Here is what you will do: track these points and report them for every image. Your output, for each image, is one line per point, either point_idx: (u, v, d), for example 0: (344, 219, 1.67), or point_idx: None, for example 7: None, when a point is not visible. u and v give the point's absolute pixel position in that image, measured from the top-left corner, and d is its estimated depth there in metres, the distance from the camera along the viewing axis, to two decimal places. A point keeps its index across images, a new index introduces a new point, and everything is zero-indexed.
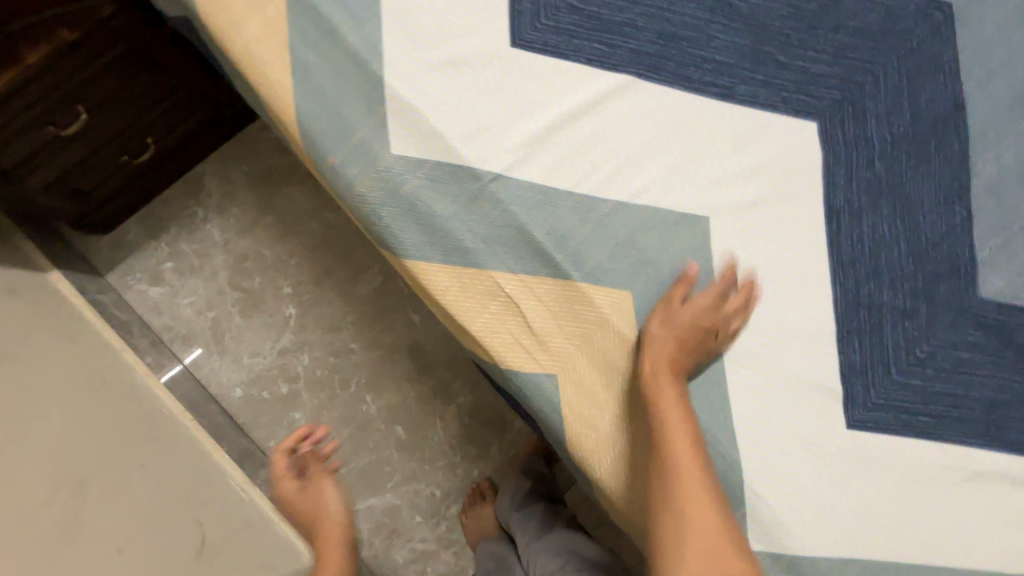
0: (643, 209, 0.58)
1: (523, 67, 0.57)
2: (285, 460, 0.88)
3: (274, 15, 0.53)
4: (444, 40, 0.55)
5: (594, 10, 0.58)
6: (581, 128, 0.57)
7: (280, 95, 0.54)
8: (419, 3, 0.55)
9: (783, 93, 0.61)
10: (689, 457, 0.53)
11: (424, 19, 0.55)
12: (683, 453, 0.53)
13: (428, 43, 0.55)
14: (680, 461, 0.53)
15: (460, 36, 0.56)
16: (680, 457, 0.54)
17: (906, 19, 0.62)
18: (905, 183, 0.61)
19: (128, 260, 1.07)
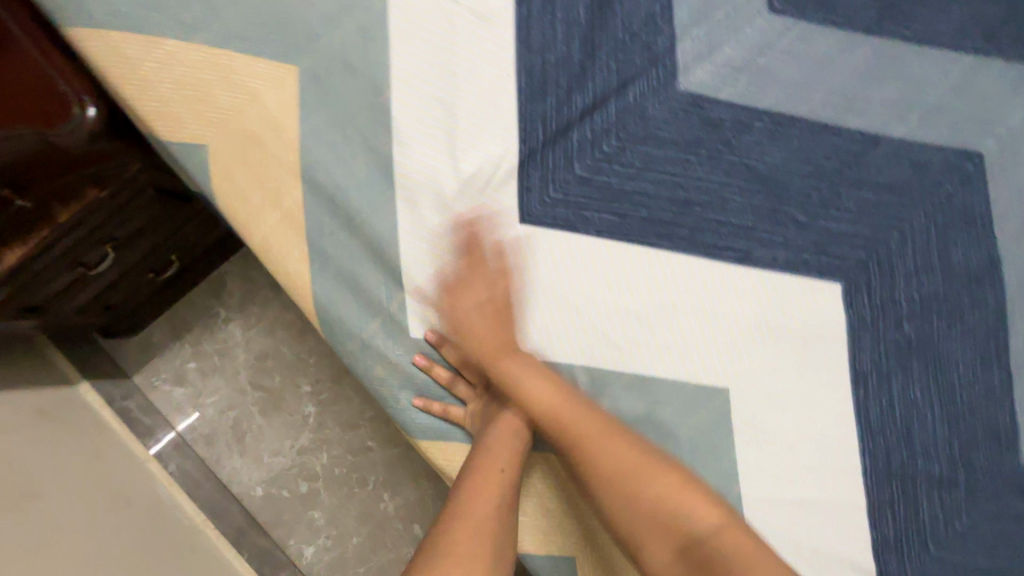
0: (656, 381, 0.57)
1: (533, 242, 0.57)
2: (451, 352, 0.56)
3: (292, 208, 0.54)
4: (455, 219, 0.55)
5: (605, 179, 0.58)
6: (593, 300, 0.57)
7: (296, 282, 0.55)
8: (430, 184, 0.55)
9: (803, 254, 0.59)
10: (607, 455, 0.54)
11: (435, 201, 0.55)
12: (608, 453, 0.54)
13: (440, 224, 0.55)
14: (626, 454, 0.54)
15: (472, 214, 0.56)
16: (573, 440, 0.54)
17: (933, 172, 0.60)
18: (939, 343, 0.59)
19: (153, 361, 1.09)
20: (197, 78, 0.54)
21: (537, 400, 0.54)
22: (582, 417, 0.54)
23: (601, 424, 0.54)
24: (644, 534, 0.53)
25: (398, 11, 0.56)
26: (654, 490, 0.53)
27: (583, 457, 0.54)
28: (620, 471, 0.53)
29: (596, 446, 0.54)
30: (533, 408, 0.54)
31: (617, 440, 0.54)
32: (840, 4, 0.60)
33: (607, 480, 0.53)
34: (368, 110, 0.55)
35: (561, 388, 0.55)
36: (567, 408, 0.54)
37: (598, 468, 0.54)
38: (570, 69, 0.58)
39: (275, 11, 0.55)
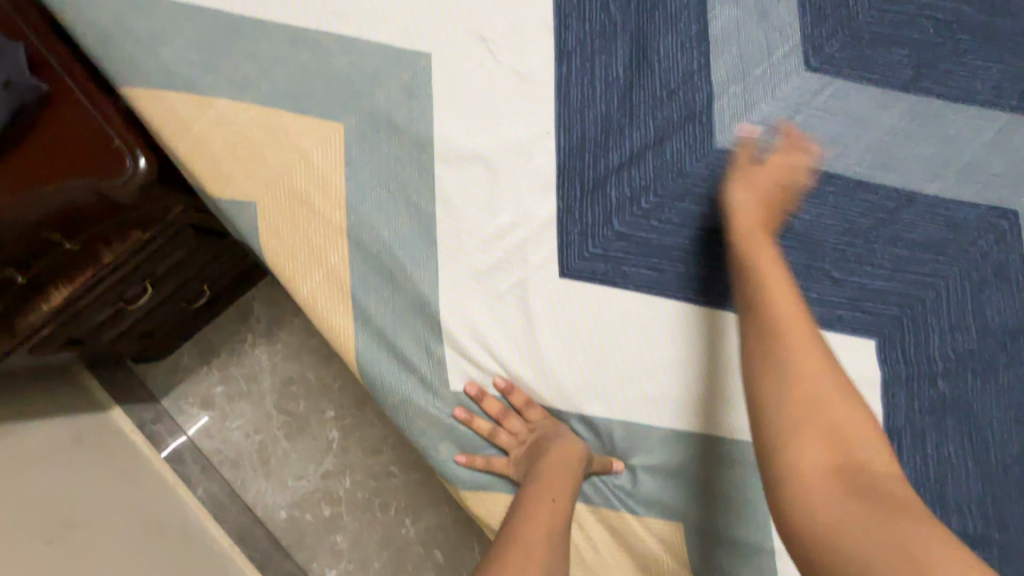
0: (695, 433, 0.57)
1: (568, 297, 0.57)
2: (492, 403, 0.57)
3: (337, 264, 0.56)
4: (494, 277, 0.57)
5: (642, 235, 0.58)
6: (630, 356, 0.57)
7: (341, 337, 0.56)
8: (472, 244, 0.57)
9: (838, 310, 0.59)
10: (815, 353, 0.45)
11: (477, 259, 0.57)
12: (803, 347, 0.45)
13: (480, 283, 0.57)
14: (817, 359, 0.45)
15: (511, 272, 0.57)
16: (778, 327, 0.46)
17: (968, 230, 0.60)
18: (972, 400, 0.59)
19: (181, 384, 1.11)
20: (249, 138, 0.56)
21: (767, 279, 0.49)
22: (788, 306, 0.47)
23: (790, 322, 0.47)
24: (794, 437, 0.42)
25: (441, 71, 0.57)
26: (842, 409, 0.43)
27: (770, 329, 0.47)
28: (801, 360, 0.44)
29: (798, 329, 0.46)
30: (773, 285, 0.49)
31: (816, 346, 0.46)
32: (877, 63, 0.61)
33: (793, 370, 0.44)
34: (411, 168, 0.57)
35: (781, 296, 0.48)
36: (770, 282, 0.49)
37: (790, 345, 0.45)
38: (607, 127, 0.59)
39: (321, 73, 0.56)
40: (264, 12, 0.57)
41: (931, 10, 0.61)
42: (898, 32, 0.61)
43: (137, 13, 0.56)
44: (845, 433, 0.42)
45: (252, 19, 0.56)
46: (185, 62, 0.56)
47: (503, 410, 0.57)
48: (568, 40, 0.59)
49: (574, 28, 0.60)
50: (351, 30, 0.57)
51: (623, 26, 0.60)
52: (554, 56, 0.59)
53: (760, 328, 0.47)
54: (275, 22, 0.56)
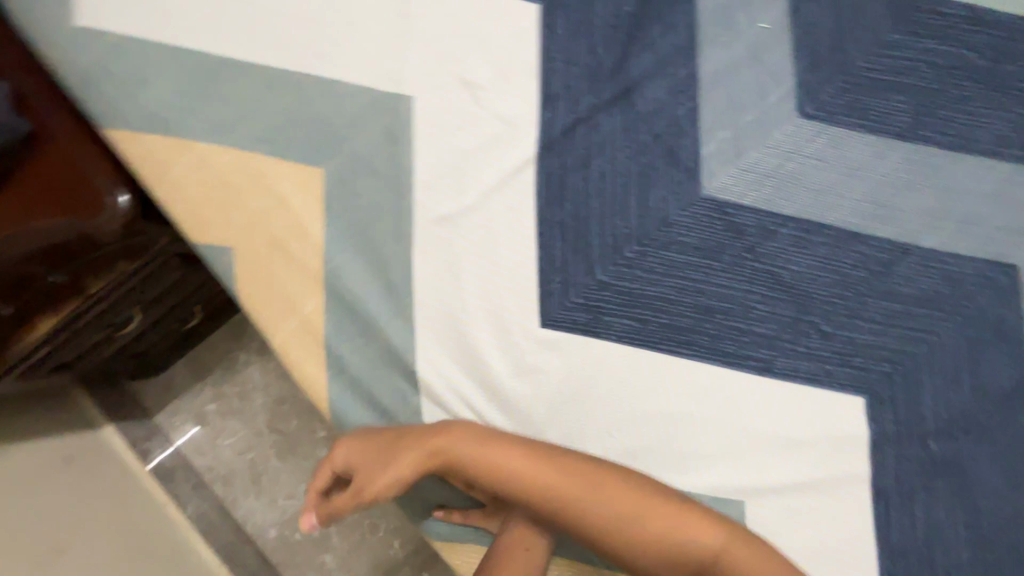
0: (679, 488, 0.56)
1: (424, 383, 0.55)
2: None
3: (314, 311, 0.55)
4: (473, 325, 0.56)
5: (626, 285, 0.57)
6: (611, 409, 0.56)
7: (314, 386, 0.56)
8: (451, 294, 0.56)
9: (826, 364, 0.57)
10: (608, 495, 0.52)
11: (453, 308, 0.56)
12: (606, 504, 0.52)
13: (457, 330, 0.56)
14: (603, 499, 0.52)
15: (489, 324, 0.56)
16: (580, 499, 0.52)
17: (965, 284, 0.58)
18: (964, 460, 0.57)
19: (174, 401, 1.12)
20: (229, 183, 0.56)
21: (541, 481, 0.52)
22: (576, 476, 0.52)
23: (598, 482, 0.52)
24: (641, 557, 0.52)
25: (421, 116, 0.56)
26: (660, 524, 0.52)
27: (573, 512, 0.52)
28: (610, 523, 0.52)
29: (585, 500, 0.52)
30: (521, 489, 0.52)
31: (626, 489, 0.52)
32: (875, 109, 0.59)
33: (609, 527, 0.52)
34: (389, 214, 0.56)
35: (539, 463, 0.52)
36: (545, 478, 0.52)
37: (582, 517, 0.52)
38: (589, 175, 0.58)
39: (303, 117, 0.56)
40: (247, 54, 0.56)
41: (932, 54, 0.59)
42: (896, 78, 0.59)
43: (122, 56, 0.56)
44: (674, 540, 0.51)
45: (236, 61, 0.56)
46: (167, 104, 0.56)
47: None
48: (553, 83, 0.58)
49: (559, 71, 0.58)
50: (334, 73, 0.56)
51: (610, 69, 0.59)
52: (537, 101, 0.58)
53: (572, 517, 0.53)
54: (257, 66, 0.56)
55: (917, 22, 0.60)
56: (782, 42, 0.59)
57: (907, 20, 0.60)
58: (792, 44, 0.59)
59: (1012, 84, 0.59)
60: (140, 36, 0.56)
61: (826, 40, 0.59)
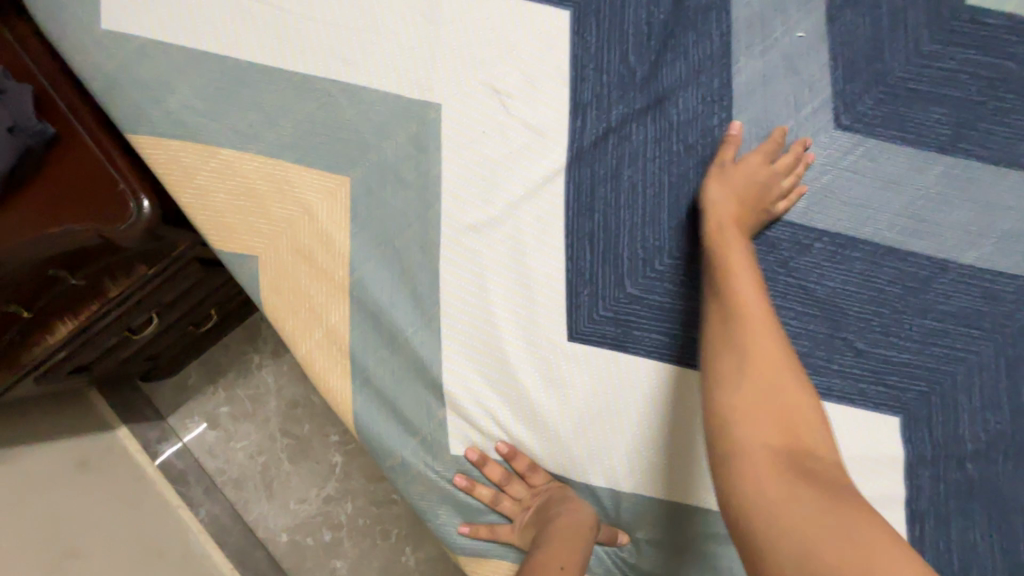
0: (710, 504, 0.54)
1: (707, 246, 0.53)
2: (495, 469, 0.55)
3: (338, 322, 0.55)
4: (508, 327, 0.55)
5: (657, 298, 0.56)
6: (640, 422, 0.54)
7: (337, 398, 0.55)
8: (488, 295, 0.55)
9: (860, 383, 0.56)
10: (766, 332, 0.46)
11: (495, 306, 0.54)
12: (767, 348, 0.45)
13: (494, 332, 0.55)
14: (784, 357, 0.45)
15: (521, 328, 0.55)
16: (757, 332, 0.46)
17: (1005, 302, 0.56)
18: (1004, 485, 0.55)
19: (187, 403, 1.11)
20: (253, 190, 0.55)
21: (741, 267, 0.50)
22: (770, 344, 0.45)
23: (784, 350, 0.45)
24: (740, 425, 0.43)
25: (450, 124, 0.55)
26: (809, 415, 0.43)
27: (737, 330, 0.46)
28: (766, 356, 0.45)
29: (762, 334, 0.46)
30: (738, 283, 0.49)
31: (791, 369, 0.44)
32: (913, 121, 0.57)
33: (776, 398, 0.43)
34: (415, 224, 0.55)
35: (755, 292, 0.48)
36: (750, 311, 0.47)
37: (760, 339, 0.45)
38: (620, 185, 0.57)
39: (329, 124, 0.55)
40: (273, 60, 0.55)
41: (974, 65, 0.58)
42: (936, 89, 0.57)
43: (147, 61, 0.55)
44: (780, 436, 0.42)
45: (262, 67, 0.55)
46: (192, 110, 0.55)
47: (507, 477, 0.55)
48: (583, 92, 0.57)
49: (590, 79, 0.57)
50: (362, 79, 0.55)
51: (641, 77, 0.58)
52: (567, 109, 0.57)
53: (742, 325, 0.46)
54: (283, 71, 0.55)
55: (958, 31, 0.58)
56: (818, 50, 0.58)
57: (949, 30, 0.58)
58: (828, 53, 0.58)
59: None
60: (165, 40, 0.56)
61: (863, 50, 0.58)
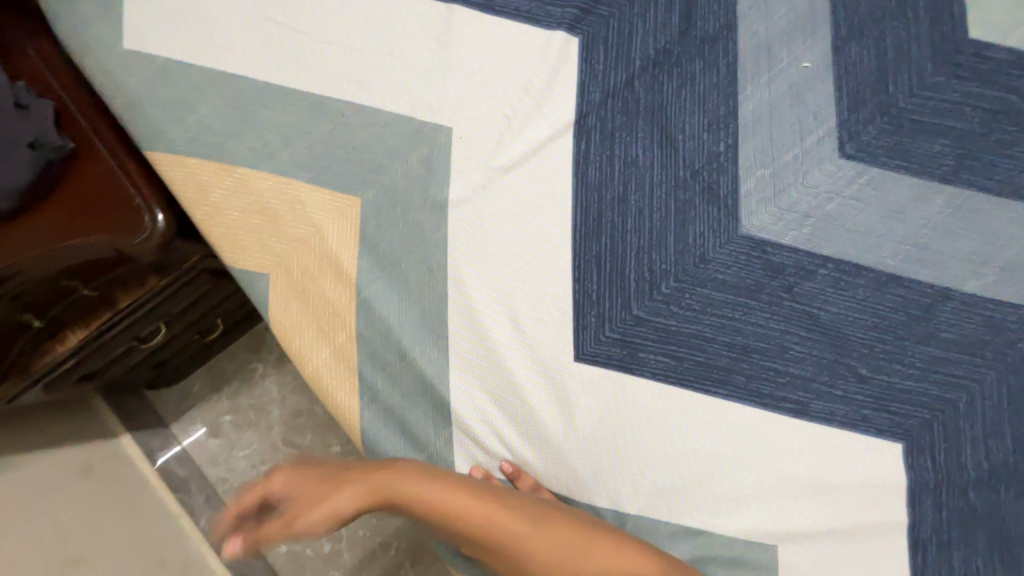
0: (714, 526, 0.55)
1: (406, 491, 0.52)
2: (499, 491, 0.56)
3: (346, 340, 0.55)
4: (437, 477, 0.53)
5: (662, 321, 0.57)
6: (645, 444, 0.55)
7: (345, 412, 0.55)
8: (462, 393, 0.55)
9: (863, 409, 0.56)
10: (534, 536, 0.51)
11: (414, 483, 0.52)
12: (531, 545, 0.51)
13: (429, 469, 0.53)
14: (537, 533, 0.51)
15: (436, 470, 0.54)
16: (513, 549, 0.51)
17: (1006, 331, 0.57)
18: (1007, 514, 0.55)
19: (190, 412, 1.12)
20: (267, 208, 0.56)
21: (449, 510, 0.51)
22: (547, 550, 0.50)
23: (512, 505, 0.51)
24: None
25: (460, 148, 0.57)
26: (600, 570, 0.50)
27: (514, 547, 0.51)
28: (558, 555, 0.50)
29: (527, 533, 0.51)
30: (466, 517, 0.51)
31: (561, 540, 0.50)
32: (917, 152, 0.58)
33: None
34: (425, 245, 0.55)
35: (453, 485, 0.52)
36: (450, 499, 0.51)
37: (521, 558, 0.51)
38: (626, 210, 0.58)
39: (344, 145, 0.56)
40: (290, 81, 0.57)
41: (977, 98, 0.59)
42: (939, 120, 0.58)
43: (168, 79, 0.57)
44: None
45: (279, 87, 0.57)
46: (209, 128, 0.56)
47: None
48: (591, 117, 0.58)
49: (598, 106, 0.58)
50: (376, 102, 0.57)
51: (649, 104, 0.58)
52: (573, 133, 0.58)
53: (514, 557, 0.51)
54: (299, 92, 0.57)
55: (962, 64, 0.59)
56: (823, 81, 0.59)
57: (952, 62, 0.59)
58: (833, 84, 0.59)
59: None
60: (186, 60, 0.57)
61: (868, 81, 0.59)
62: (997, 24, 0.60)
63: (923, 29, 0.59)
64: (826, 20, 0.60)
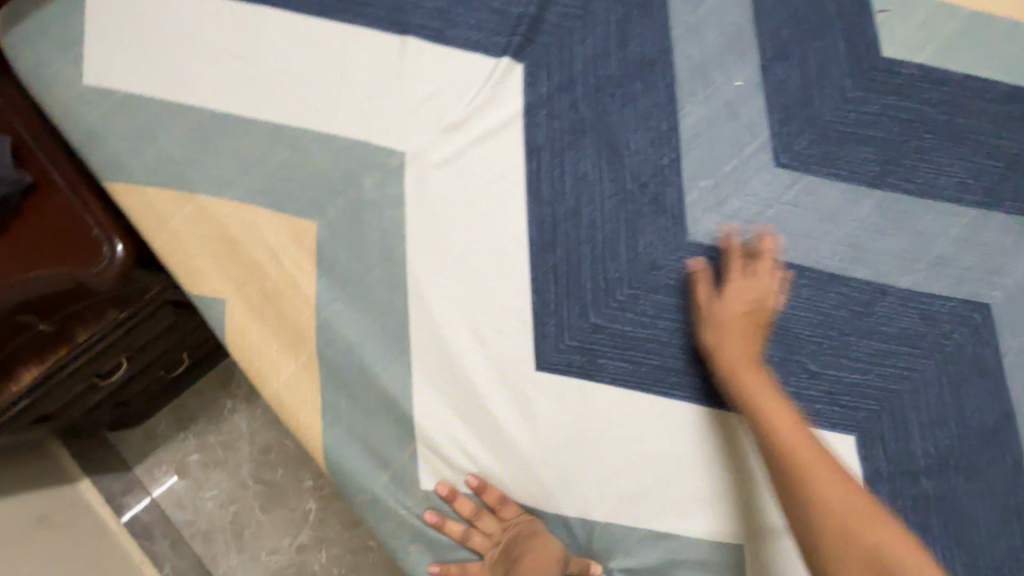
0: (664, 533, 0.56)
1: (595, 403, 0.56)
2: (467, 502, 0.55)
3: (306, 360, 0.55)
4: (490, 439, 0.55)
5: (620, 327, 0.59)
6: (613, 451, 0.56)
7: (723, 300, 0.57)
8: (452, 401, 0.56)
9: (815, 404, 0.58)
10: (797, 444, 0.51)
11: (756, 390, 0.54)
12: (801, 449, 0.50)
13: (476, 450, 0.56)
14: (792, 424, 0.52)
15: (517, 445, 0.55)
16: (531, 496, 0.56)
17: (940, 322, 0.60)
18: (959, 500, 0.57)
19: (155, 453, 1.08)
20: (226, 235, 0.57)
21: (720, 345, 0.56)
22: (804, 439, 0.51)
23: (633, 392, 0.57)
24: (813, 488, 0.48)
25: (417, 169, 0.59)
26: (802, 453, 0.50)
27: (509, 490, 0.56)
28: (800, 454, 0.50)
29: (756, 384, 0.54)
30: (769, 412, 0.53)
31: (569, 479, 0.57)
32: (844, 160, 0.63)
33: (795, 464, 0.50)
34: (385, 264, 0.57)
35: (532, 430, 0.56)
36: (735, 350, 0.56)
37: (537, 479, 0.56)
38: (579, 222, 0.60)
39: (302, 170, 0.58)
40: (248, 112, 0.59)
41: (894, 109, 0.64)
42: (862, 131, 0.63)
43: (127, 113, 0.58)
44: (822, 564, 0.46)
45: (238, 117, 0.58)
46: (169, 159, 0.57)
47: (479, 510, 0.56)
48: (539, 139, 0.61)
49: (546, 129, 0.61)
50: (333, 130, 0.59)
51: (593, 124, 0.62)
52: (523, 153, 0.61)
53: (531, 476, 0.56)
54: (257, 122, 0.58)
55: (878, 80, 0.64)
56: (755, 99, 0.63)
57: (868, 78, 0.64)
58: (764, 101, 0.63)
59: (969, 136, 0.64)
60: (144, 94, 0.59)
61: (795, 97, 0.63)
62: (906, 43, 0.65)
63: (841, 49, 0.64)
64: (754, 42, 0.64)
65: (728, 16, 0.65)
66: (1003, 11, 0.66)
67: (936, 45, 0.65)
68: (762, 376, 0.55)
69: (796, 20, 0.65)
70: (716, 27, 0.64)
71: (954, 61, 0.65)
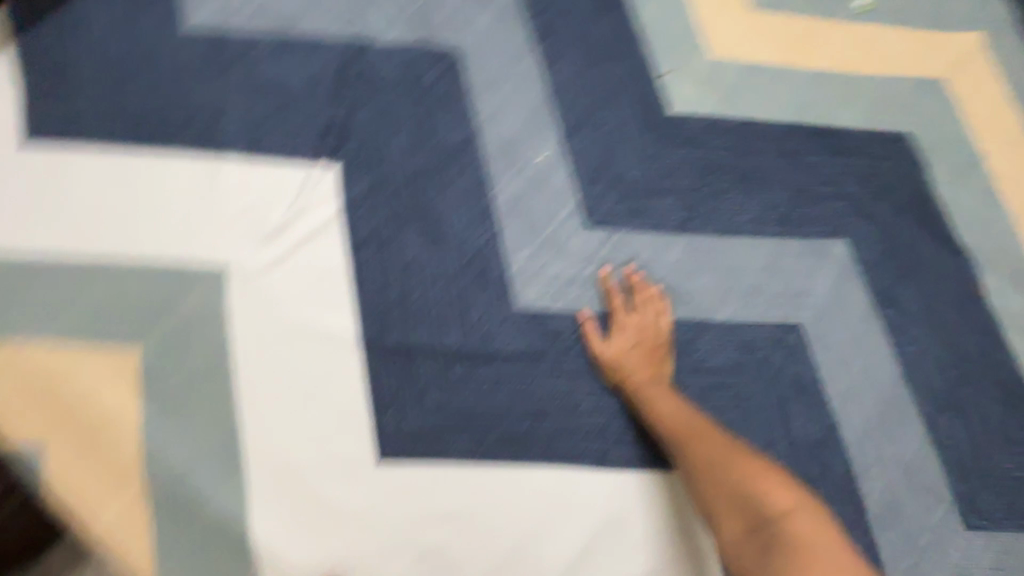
0: None
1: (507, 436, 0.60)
2: None
3: (136, 493, 0.54)
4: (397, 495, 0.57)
5: (460, 402, 0.60)
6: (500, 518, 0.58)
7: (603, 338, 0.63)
8: (296, 507, 0.55)
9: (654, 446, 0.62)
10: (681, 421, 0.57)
11: (650, 390, 0.60)
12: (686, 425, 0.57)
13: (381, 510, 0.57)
14: (680, 414, 0.58)
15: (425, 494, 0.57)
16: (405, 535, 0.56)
17: (760, 348, 0.65)
18: None
19: None
20: (41, 377, 0.55)
21: (613, 357, 0.62)
22: (689, 418, 0.58)
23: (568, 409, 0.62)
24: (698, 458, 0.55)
25: (240, 281, 0.60)
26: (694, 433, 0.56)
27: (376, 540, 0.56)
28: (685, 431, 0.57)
29: (647, 389, 0.60)
30: (659, 404, 0.59)
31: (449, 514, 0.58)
32: (650, 212, 0.68)
33: (679, 439, 0.57)
34: (214, 381, 0.57)
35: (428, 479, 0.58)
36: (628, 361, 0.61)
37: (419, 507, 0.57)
38: (409, 307, 0.62)
39: (122, 301, 0.58)
40: (60, 250, 0.59)
41: (689, 159, 0.70)
42: (662, 183, 0.69)
43: None
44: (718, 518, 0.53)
45: (50, 257, 0.58)
46: None
47: None
48: (361, 233, 0.64)
49: (367, 222, 0.64)
50: (152, 255, 0.60)
51: (413, 212, 0.65)
52: (347, 249, 0.63)
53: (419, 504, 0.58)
54: (71, 259, 0.59)
55: (670, 135, 0.70)
56: (563, 168, 0.68)
57: (661, 134, 0.70)
58: (571, 169, 0.68)
59: (758, 174, 0.70)
60: None
61: (598, 161, 0.69)
62: (691, 98, 0.71)
63: (634, 112, 0.70)
64: (554, 116, 0.70)
65: (527, 96, 0.70)
66: (772, 58, 0.74)
67: (718, 97, 0.72)
68: (653, 376, 0.61)
69: (590, 90, 0.70)
70: (517, 107, 0.69)
71: (736, 109, 0.72)
